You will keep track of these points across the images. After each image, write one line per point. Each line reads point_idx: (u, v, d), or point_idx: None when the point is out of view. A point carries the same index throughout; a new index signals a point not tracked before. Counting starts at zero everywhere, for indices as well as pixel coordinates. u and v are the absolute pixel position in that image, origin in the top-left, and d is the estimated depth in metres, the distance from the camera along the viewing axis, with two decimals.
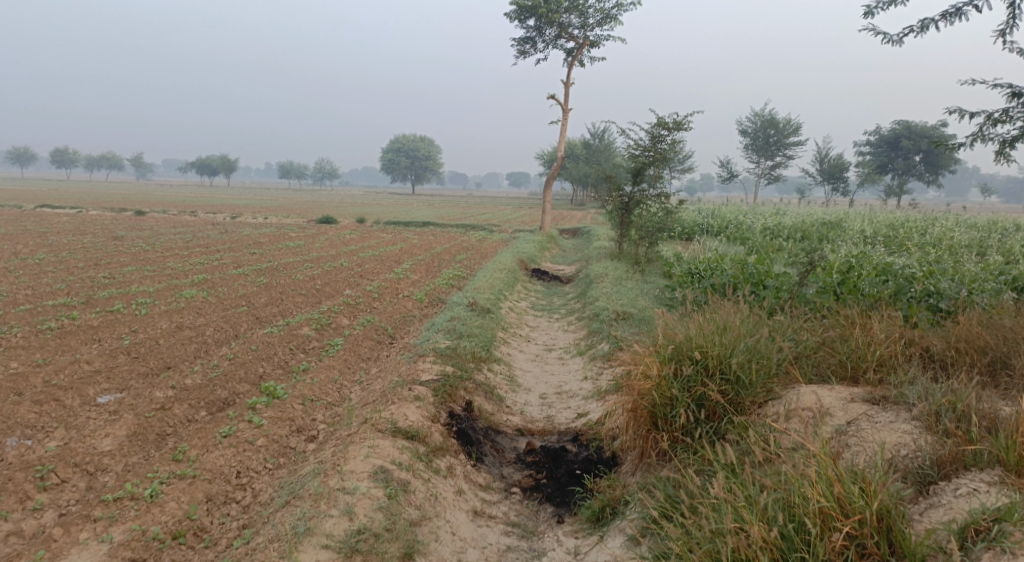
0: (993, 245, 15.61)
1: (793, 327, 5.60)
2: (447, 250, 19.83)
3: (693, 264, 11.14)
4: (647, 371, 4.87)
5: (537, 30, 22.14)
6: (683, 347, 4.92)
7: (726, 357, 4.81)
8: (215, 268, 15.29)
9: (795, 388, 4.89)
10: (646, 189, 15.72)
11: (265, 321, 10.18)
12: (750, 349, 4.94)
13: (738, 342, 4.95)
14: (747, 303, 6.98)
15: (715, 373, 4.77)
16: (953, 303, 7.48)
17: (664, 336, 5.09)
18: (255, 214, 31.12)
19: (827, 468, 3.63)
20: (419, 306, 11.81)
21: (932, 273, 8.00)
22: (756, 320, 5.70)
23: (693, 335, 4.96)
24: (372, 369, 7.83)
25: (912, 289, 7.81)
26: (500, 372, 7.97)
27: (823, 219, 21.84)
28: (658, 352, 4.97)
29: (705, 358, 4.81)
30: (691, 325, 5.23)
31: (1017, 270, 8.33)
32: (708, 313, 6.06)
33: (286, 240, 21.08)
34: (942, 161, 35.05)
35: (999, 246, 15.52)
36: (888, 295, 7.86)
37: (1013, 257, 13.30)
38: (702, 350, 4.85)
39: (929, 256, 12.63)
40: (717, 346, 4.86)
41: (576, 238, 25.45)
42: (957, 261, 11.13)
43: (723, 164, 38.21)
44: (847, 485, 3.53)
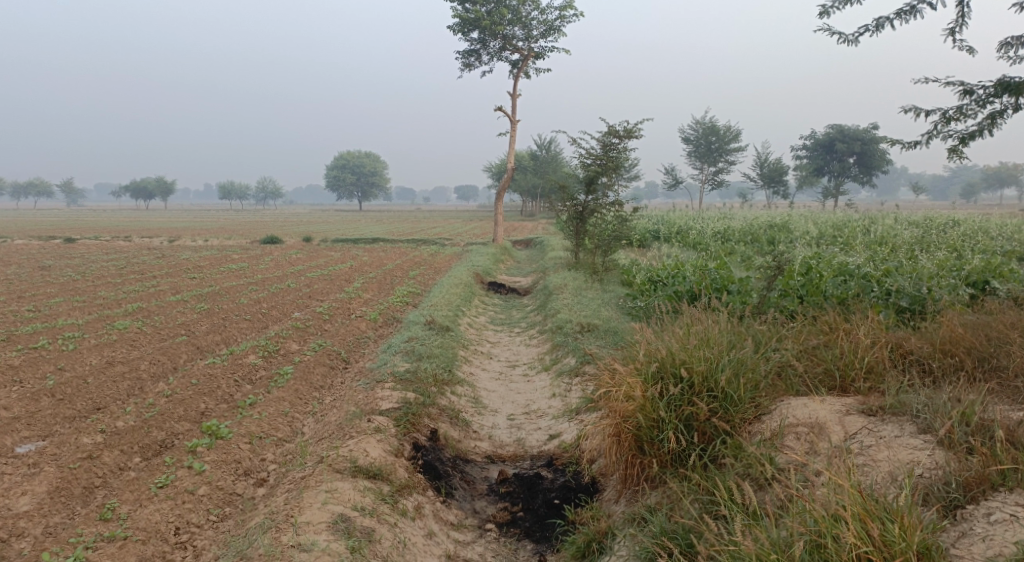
0: (936, 242, 15.89)
1: (773, 335, 5.29)
2: (399, 266, 19.28)
3: (653, 272, 10.89)
4: (628, 391, 4.49)
5: (481, 42, 21.83)
6: (665, 364, 4.56)
7: (712, 371, 4.46)
8: (152, 296, 14.46)
9: (785, 401, 4.56)
10: (599, 198, 15.49)
11: (207, 351, 9.52)
12: (736, 362, 4.59)
13: (723, 355, 4.61)
14: (716, 311, 6.70)
15: (702, 391, 4.42)
16: (916, 301, 7.34)
17: (644, 352, 4.72)
18: (195, 238, 29.97)
19: (857, 503, 3.29)
20: (374, 326, 11.29)
21: (894, 272, 7.88)
22: (734, 329, 5.37)
23: (675, 350, 4.60)
24: (326, 398, 7.30)
25: (875, 288, 7.68)
26: (464, 394, 7.52)
27: (770, 222, 22.03)
28: (639, 370, 4.60)
29: (692, 374, 4.45)
30: (670, 339, 4.88)
31: (975, 266, 8.28)
32: (682, 325, 5.72)
33: (228, 262, 20.23)
34: (875, 162, 36.10)
35: (942, 243, 15.80)
36: (853, 296, 7.70)
37: (959, 252, 13.49)
38: (686, 365, 4.50)
39: (880, 255, 12.70)
40: (701, 361, 4.51)
41: (529, 248, 25.17)
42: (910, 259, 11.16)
43: (668, 171, 38.58)
44: (881, 522, 3.21)
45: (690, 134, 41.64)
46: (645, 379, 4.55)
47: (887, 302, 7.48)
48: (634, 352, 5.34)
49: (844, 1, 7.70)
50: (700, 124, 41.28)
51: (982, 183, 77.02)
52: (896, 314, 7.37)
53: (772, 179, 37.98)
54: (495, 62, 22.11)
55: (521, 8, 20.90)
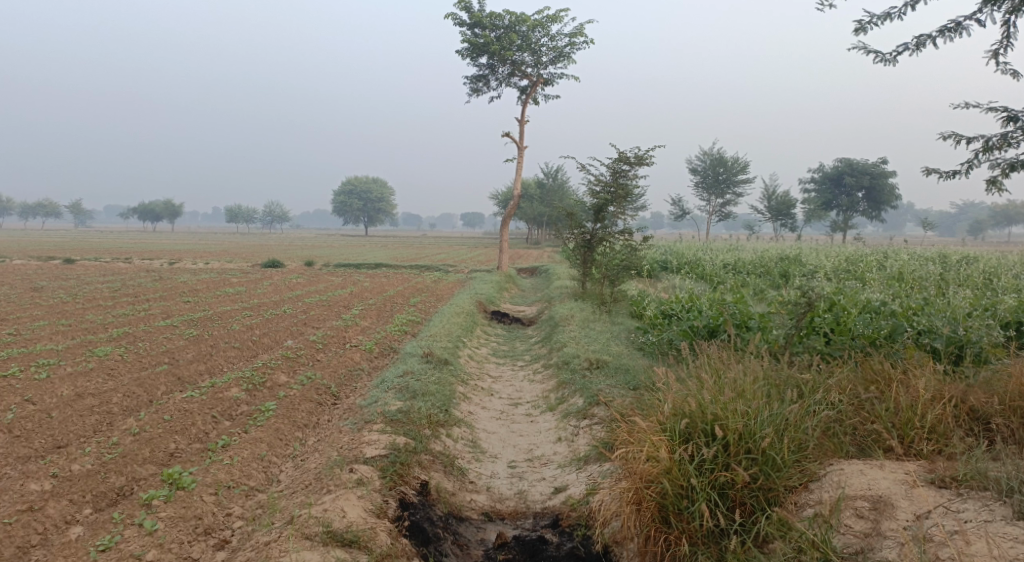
0: (955, 278, 15.23)
1: (814, 385, 4.68)
2: (401, 293, 18.66)
3: (665, 304, 10.23)
4: (650, 451, 3.84)
5: (489, 68, 21.44)
6: (695, 417, 3.92)
7: (753, 429, 3.83)
8: (140, 320, 13.85)
9: (834, 465, 3.93)
10: (608, 226, 14.88)
11: (188, 382, 8.87)
12: (779, 418, 3.97)
13: (763, 410, 3.98)
14: (739, 354, 6.05)
15: (739, 453, 3.78)
16: (953, 343, 6.68)
17: (670, 402, 4.08)
18: (195, 259, 29.52)
19: None
20: (369, 356, 10.64)
21: (927, 313, 7.23)
22: (770, 376, 4.75)
23: (707, 401, 3.97)
24: (309, 439, 6.64)
25: (907, 327, 7.03)
26: (461, 438, 6.83)
27: (782, 254, 21.37)
28: (664, 424, 3.96)
29: (728, 432, 3.82)
30: (700, 387, 4.25)
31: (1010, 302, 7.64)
32: (711, 370, 5.09)
33: (225, 286, 19.66)
34: (884, 197, 35.55)
35: (962, 279, 15.13)
36: (882, 336, 7.05)
37: (982, 291, 12.83)
38: (721, 420, 3.87)
39: (900, 291, 12.06)
40: (738, 417, 3.87)
41: (534, 276, 24.55)
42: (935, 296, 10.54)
43: (676, 202, 38.10)
44: None
45: (697, 165, 41.18)
46: (669, 434, 3.91)
47: (918, 342, 6.83)
48: (656, 401, 4.71)
49: (882, 16, 7.08)
50: (707, 156, 40.89)
51: (990, 220, 76.43)
52: (930, 357, 6.72)
53: (779, 212, 37.42)
54: (503, 87, 21.70)
55: (531, 33, 20.53)
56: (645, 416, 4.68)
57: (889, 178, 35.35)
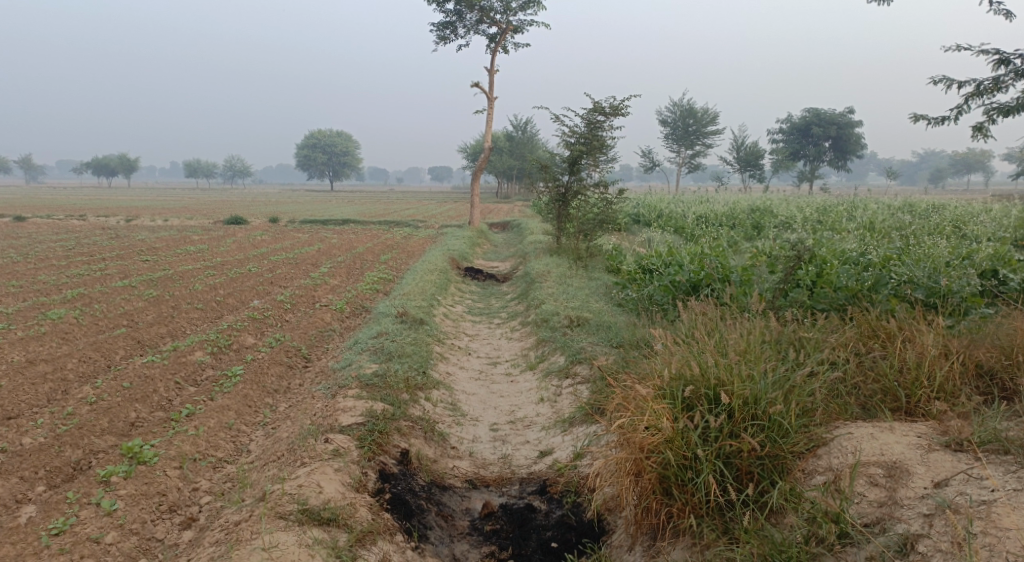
0: (924, 227, 15.26)
1: (814, 344, 4.52)
2: (370, 249, 18.18)
3: (642, 258, 9.99)
4: (652, 421, 3.74)
5: (457, 14, 20.66)
6: (697, 381, 3.83)
7: (759, 392, 3.74)
8: (96, 281, 13.23)
9: (842, 428, 3.80)
10: (582, 179, 14.53)
11: (148, 346, 8.43)
12: (784, 381, 3.87)
13: (767, 373, 3.87)
14: (728, 313, 5.85)
15: (744, 421, 3.69)
16: (933, 293, 6.55)
17: (669, 366, 3.98)
18: (154, 217, 28.52)
19: None
20: (340, 316, 10.26)
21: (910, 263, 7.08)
22: (768, 335, 4.59)
23: (710, 365, 3.87)
24: (280, 405, 6.31)
25: (890, 278, 6.88)
26: (440, 401, 6.55)
27: (753, 206, 21.28)
28: (663, 389, 3.88)
29: (733, 398, 3.72)
30: (700, 349, 4.15)
31: (990, 251, 7.55)
32: (705, 331, 4.93)
33: (187, 244, 18.97)
34: (850, 147, 35.70)
35: (930, 227, 15.16)
36: (866, 288, 6.88)
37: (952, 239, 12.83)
38: (724, 385, 3.80)
39: (872, 240, 11.99)
40: (742, 381, 3.78)
41: (507, 231, 24.21)
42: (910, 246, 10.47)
43: (645, 154, 37.78)
44: None
45: (667, 116, 40.77)
46: (669, 401, 3.84)
47: (898, 292, 6.68)
48: (652, 364, 4.60)
49: None
50: (676, 107, 40.51)
51: (950, 170, 77.62)
52: (910, 308, 6.58)
53: (748, 163, 37.34)
54: (471, 35, 20.96)
55: None
56: (642, 380, 4.57)
57: (855, 128, 35.46)
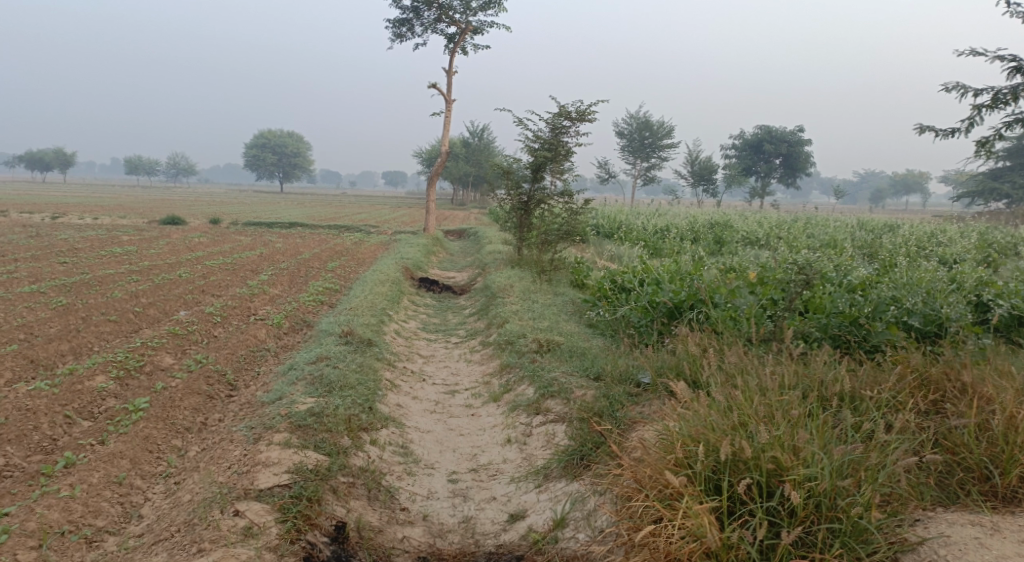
0: (887, 245, 14.79)
1: (866, 402, 4.05)
2: (317, 256, 16.89)
3: (612, 273, 9.07)
4: (690, 524, 3.39)
5: (415, 11, 19.59)
6: (743, 462, 3.52)
7: (829, 482, 3.39)
8: (0, 285, 11.72)
9: (934, 530, 3.36)
10: (545, 187, 13.59)
11: (44, 368, 7.14)
12: (852, 462, 3.51)
13: (835, 454, 3.52)
14: (732, 353, 4.99)
15: (810, 523, 3.36)
16: (929, 321, 5.87)
17: (705, 440, 3.68)
18: (83, 215, 26.59)
19: None
20: (277, 332, 9.08)
21: (905, 288, 6.34)
22: (814, 391, 4.14)
23: (762, 444, 3.54)
24: (191, 450, 5.18)
25: (884, 300, 6.13)
26: (388, 443, 5.48)
27: (713, 219, 20.64)
28: (694, 469, 3.59)
29: (795, 490, 3.39)
30: (744, 417, 3.79)
31: (982, 274, 6.90)
32: (735, 382, 4.37)
33: (114, 245, 17.38)
34: (800, 165, 35.75)
35: (893, 246, 14.70)
36: (865, 314, 6.07)
37: (919, 259, 12.34)
38: (781, 471, 3.47)
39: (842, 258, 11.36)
40: (802, 463, 3.46)
41: (462, 240, 23.15)
42: (888, 265, 9.83)
43: (602, 165, 37.16)
44: None
45: (622, 128, 40.28)
46: (707, 489, 3.55)
47: (894, 318, 5.93)
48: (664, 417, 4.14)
49: None
50: (633, 119, 40.08)
51: (890, 190, 79.41)
52: (908, 338, 5.84)
53: (701, 177, 37.03)
54: (429, 34, 19.90)
55: None
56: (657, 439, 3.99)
57: (806, 146, 35.55)
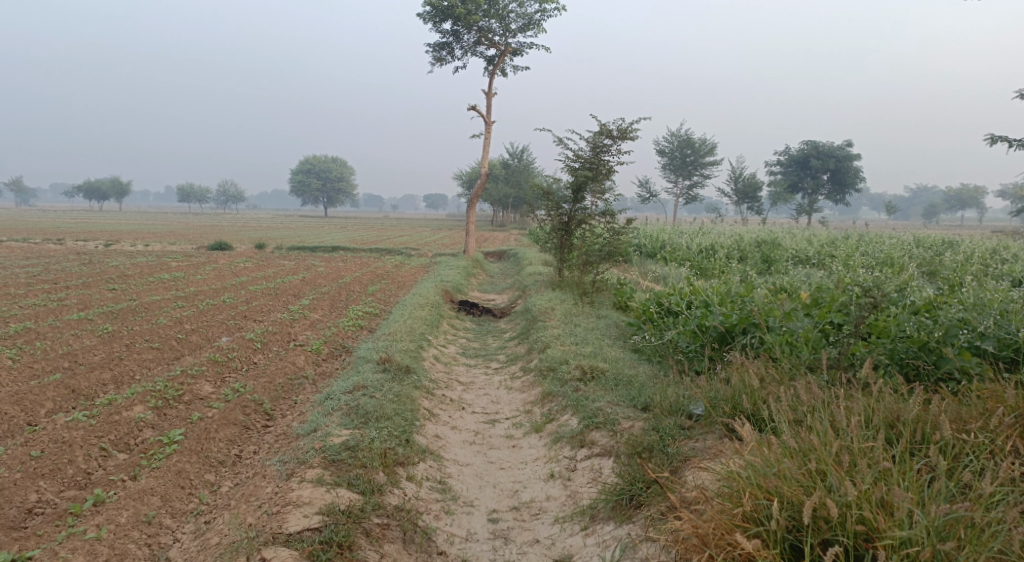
0: (946, 263, 14.10)
1: (959, 444, 3.76)
2: (358, 279, 16.87)
3: (658, 294, 8.72)
4: None
5: (454, 35, 19.64)
6: (825, 521, 3.37)
7: (929, 546, 3.17)
8: (50, 312, 11.90)
9: None
10: (587, 207, 13.31)
11: (85, 398, 7.10)
12: (952, 521, 3.27)
13: (934, 512, 3.28)
14: (795, 387, 4.67)
15: None
16: (1003, 345, 5.40)
17: (780, 494, 3.52)
18: (134, 241, 27.21)
19: None
20: (316, 359, 8.95)
21: (977, 309, 5.87)
22: (899, 434, 3.90)
23: (848, 501, 3.37)
24: (223, 485, 5.02)
25: (953, 322, 5.66)
26: (425, 479, 5.25)
27: (759, 238, 20.06)
28: (770, 527, 3.44)
29: (888, 554, 3.20)
30: (824, 467, 3.58)
31: None
32: (807, 421, 4.11)
33: (161, 271, 17.63)
34: (849, 180, 34.75)
35: (952, 263, 14.00)
36: (933, 338, 5.62)
37: (983, 277, 11.67)
38: (872, 533, 3.28)
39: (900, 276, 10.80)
40: (897, 525, 3.25)
41: (503, 261, 22.96)
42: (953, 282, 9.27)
43: (643, 184, 36.73)
44: None
45: (663, 146, 39.83)
46: (784, 550, 3.41)
47: (966, 342, 5.45)
48: (729, 462, 3.93)
49: None
50: (674, 136, 39.60)
51: (943, 204, 76.84)
52: (982, 364, 5.38)
53: (745, 195, 36.30)
54: (468, 57, 19.91)
55: None
56: (721, 488, 3.79)
57: (854, 161, 34.57)
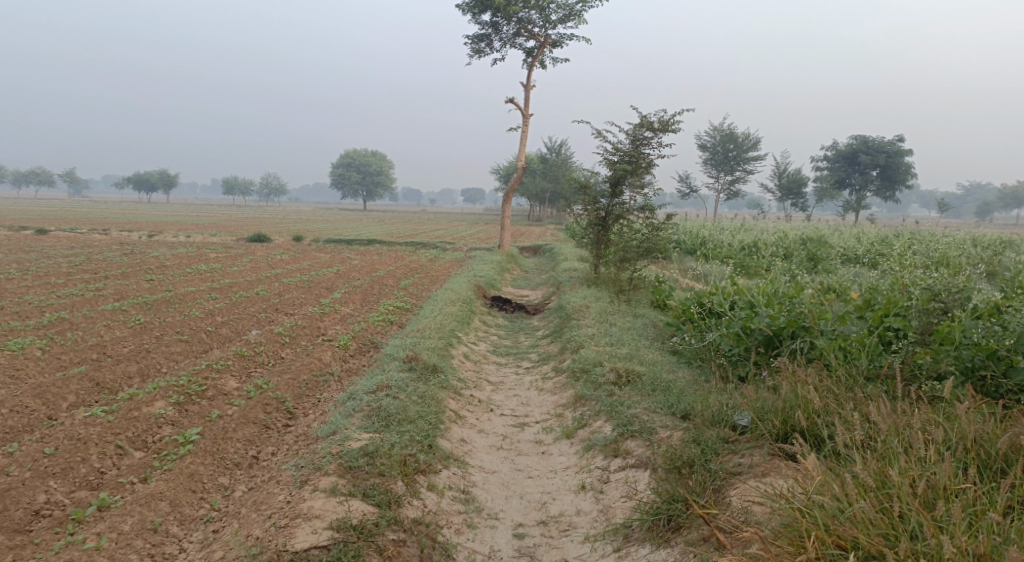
0: (1006, 263, 13.29)
1: None
2: (392, 273, 16.67)
3: (698, 292, 8.28)
4: None
5: (493, 26, 19.31)
6: None
7: None
8: (86, 303, 11.92)
9: None
10: (626, 202, 12.87)
11: (108, 392, 6.97)
12: None
13: None
14: (858, 407, 4.29)
15: None
16: None
17: (858, 543, 3.20)
18: (175, 232, 27.49)
19: None
20: (343, 355, 8.72)
21: None
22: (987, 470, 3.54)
23: (939, 554, 3.04)
24: (237, 490, 4.78)
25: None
26: (448, 488, 4.96)
27: (805, 235, 19.30)
28: None
29: None
30: (909, 511, 3.25)
31: None
32: (878, 448, 3.77)
33: (198, 262, 17.69)
34: (899, 176, 33.48)
35: (1013, 264, 13.19)
36: (1003, 345, 5.12)
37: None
38: None
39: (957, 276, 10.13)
40: None
41: (539, 256, 22.57)
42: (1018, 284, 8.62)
43: (684, 179, 35.96)
44: None
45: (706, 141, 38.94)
46: None
47: None
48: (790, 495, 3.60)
49: None
50: (717, 131, 38.69)
51: (998, 202, 73.99)
52: None
53: (789, 191, 35.27)
54: (506, 49, 19.56)
55: None
56: (783, 526, 3.49)
57: (906, 157, 33.28)
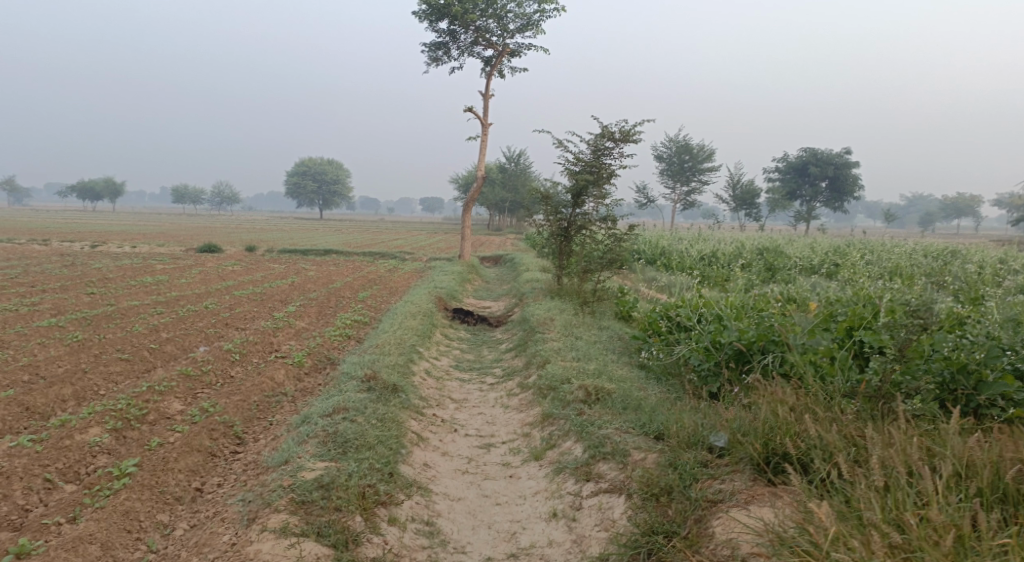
0: (956, 273, 13.47)
1: None
2: (348, 285, 16.19)
3: (665, 304, 8.05)
4: None
5: (451, 34, 19.03)
6: None
7: None
8: (19, 319, 11.20)
9: None
10: (588, 213, 12.66)
11: (38, 417, 6.43)
12: None
13: None
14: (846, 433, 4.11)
15: None
16: None
17: None
18: (121, 243, 26.46)
19: None
20: (297, 373, 8.29)
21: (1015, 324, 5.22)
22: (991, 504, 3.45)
23: None
24: (177, 528, 4.39)
25: (993, 340, 5.01)
26: (411, 520, 4.63)
27: (762, 245, 19.41)
28: None
29: None
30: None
31: None
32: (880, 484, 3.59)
33: (144, 274, 16.93)
34: (848, 187, 34.17)
35: (963, 273, 13.37)
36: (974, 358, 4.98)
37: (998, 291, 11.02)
38: None
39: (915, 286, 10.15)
40: None
41: (498, 267, 22.26)
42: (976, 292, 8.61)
43: (641, 190, 36.13)
44: None
45: (662, 151, 39.24)
46: None
47: (1009, 365, 4.82)
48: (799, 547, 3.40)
49: None
50: (672, 142, 39.01)
51: (940, 213, 76.38)
52: None
53: (744, 201, 35.70)
54: (465, 57, 19.28)
55: None
56: None
57: (854, 168, 33.99)
